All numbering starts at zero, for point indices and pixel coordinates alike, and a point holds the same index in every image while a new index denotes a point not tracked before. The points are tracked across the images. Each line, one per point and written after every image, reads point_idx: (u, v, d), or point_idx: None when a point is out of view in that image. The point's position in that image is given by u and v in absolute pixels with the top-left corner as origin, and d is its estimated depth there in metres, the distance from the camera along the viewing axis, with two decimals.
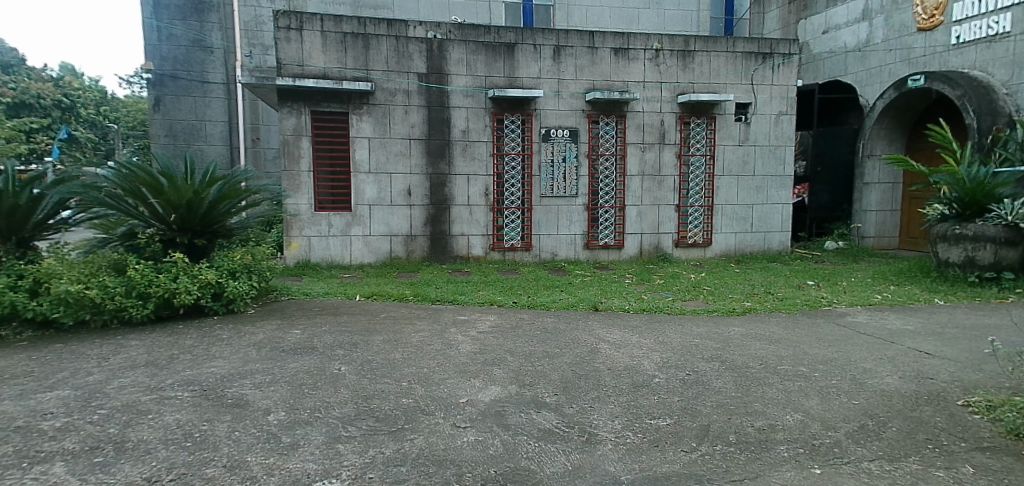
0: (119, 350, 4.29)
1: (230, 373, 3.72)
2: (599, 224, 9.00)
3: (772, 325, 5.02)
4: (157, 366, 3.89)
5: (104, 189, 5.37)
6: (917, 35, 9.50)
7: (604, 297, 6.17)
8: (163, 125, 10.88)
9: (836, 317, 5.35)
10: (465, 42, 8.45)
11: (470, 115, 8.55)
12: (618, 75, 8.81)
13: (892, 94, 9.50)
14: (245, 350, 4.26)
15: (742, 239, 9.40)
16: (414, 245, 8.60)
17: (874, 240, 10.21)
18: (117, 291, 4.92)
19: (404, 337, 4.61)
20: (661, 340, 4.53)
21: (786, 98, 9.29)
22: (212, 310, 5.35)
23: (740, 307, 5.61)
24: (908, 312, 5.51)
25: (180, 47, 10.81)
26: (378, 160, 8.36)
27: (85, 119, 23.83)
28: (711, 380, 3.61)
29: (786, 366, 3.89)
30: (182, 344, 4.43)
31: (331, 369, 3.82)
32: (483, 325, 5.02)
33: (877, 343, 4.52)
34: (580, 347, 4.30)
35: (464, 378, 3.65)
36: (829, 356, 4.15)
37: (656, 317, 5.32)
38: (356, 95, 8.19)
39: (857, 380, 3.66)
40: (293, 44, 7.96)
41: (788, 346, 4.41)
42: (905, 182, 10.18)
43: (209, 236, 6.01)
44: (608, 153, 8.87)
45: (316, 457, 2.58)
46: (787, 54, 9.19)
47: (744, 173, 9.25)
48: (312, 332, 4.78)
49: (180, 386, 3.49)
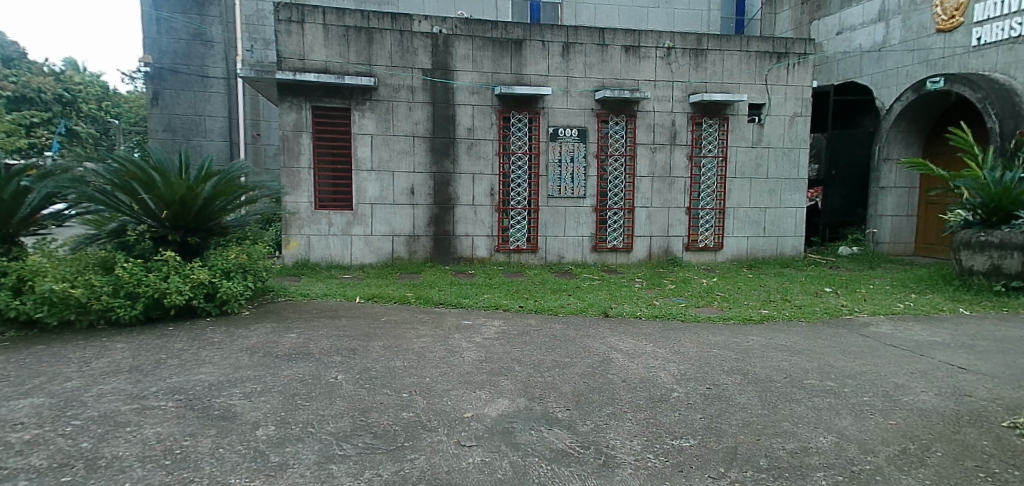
0: (103, 353, 4.05)
1: (220, 381, 3.49)
2: (608, 227, 8.74)
3: (792, 335, 4.77)
4: (142, 371, 3.65)
5: (93, 183, 5.14)
6: (936, 36, 9.24)
7: (614, 303, 5.91)
8: (162, 120, 10.67)
9: (859, 327, 5.08)
10: (472, 38, 8.21)
11: (476, 113, 8.31)
12: (628, 73, 8.57)
13: (910, 97, 9.25)
14: (236, 355, 4.01)
15: (754, 243, 9.13)
16: (416, 246, 8.35)
17: (889, 246, 9.94)
18: (104, 291, 4.70)
19: (406, 343, 4.38)
20: (677, 350, 4.27)
21: (801, 99, 9.02)
22: (206, 311, 5.13)
23: (757, 315, 5.36)
24: (934, 323, 5.24)
25: (180, 41, 10.62)
26: (380, 157, 8.13)
27: (88, 115, 23.63)
28: (734, 395, 3.35)
29: (813, 381, 3.64)
30: (170, 347, 4.19)
31: (327, 377, 3.58)
32: (489, 331, 4.78)
33: (906, 355, 4.27)
34: (592, 357, 4.06)
35: (469, 389, 3.40)
36: (858, 370, 3.89)
37: (671, 325, 5.07)
38: (359, 91, 7.96)
39: (891, 397, 3.40)
40: (294, 38, 7.73)
41: (812, 358, 4.15)
42: (922, 187, 9.92)
43: (203, 235, 5.76)
44: (616, 154, 8.62)
45: (306, 479, 2.33)
46: (802, 54, 8.94)
47: (757, 175, 9.00)
48: (308, 337, 4.54)
49: (164, 394, 3.25)
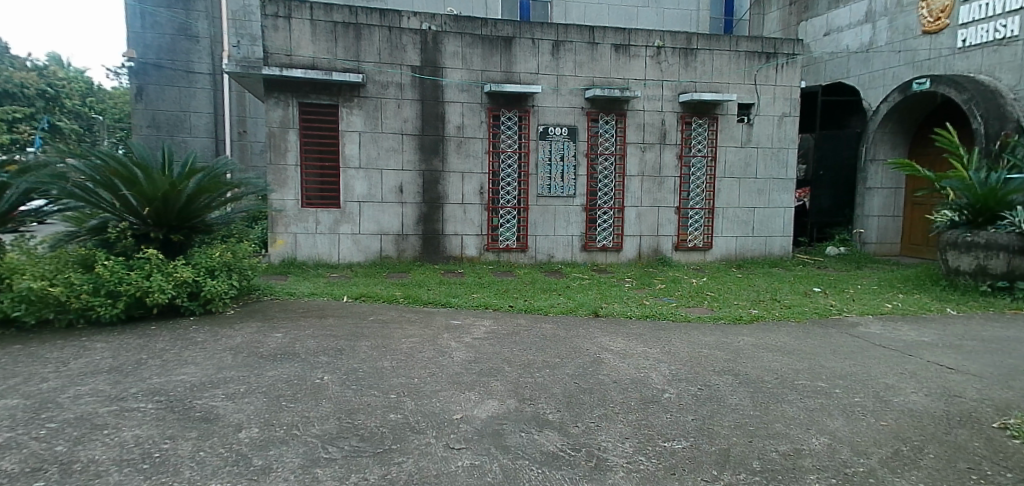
0: (82, 354, 3.93)
1: (202, 382, 3.40)
2: (597, 226, 8.71)
3: (782, 335, 4.77)
4: (122, 372, 3.55)
5: (73, 179, 5.00)
6: (922, 38, 9.33)
7: (604, 303, 5.88)
8: (146, 116, 10.47)
9: (848, 327, 5.09)
10: (462, 35, 8.13)
11: (465, 111, 8.24)
12: (619, 72, 8.55)
13: (897, 98, 9.33)
14: (220, 356, 3.92)
15: (743, 243, 9.16)
16: (405, 245, 8.27)
17: (875, 246, 10.03)
18: (84, 289, 4.57)
19: (393, 343, 4.30)
20: (668, 350, 4.24)
21: (790, 99, 9.06)
22: (189, 310, 5.01)
23: (747, 315, 5.35)
24: (922, 323, 5.26)
25: (164, 35, 10.43)
26: (369, 155, 8.03)
27: (71, 111, 23.13)
28: (726, 396, 3.33)
29: (804, 381, 3.63)
30: (151, 347, 4.08)
31: (312, 378, 3.50)
32: (478, 331, 4.72)
33: (895, 356, 4.28)
34: (582, 357, 4.02)
35: (458, 390, 3.34)
36: (848, 370, 3.89)
37: (661, 325, 5.04)
38: (347, 87, 7.86)
39: (882, 398, 3.40)
40: (281, 33, 7.61)
41: (803, 358, 4.14)
42: (908, 187, 10.01)
43: (187, 232, 5.63)
44: (607, 153, 8.60)
45: (290, 483, 2.26)
46: (791, 54, 8.98)
47: (746, 175, 9.02)
48: (294, 337, 4.45)
49: (144, 396, 3.15)
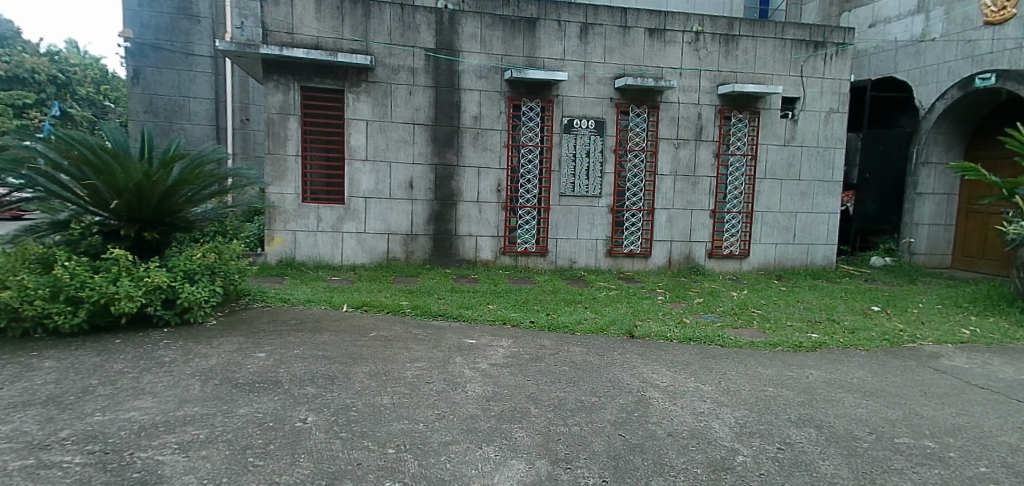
0: (21, 375, 3.29)
1: (156, 423, 2.72)
2: (624, 229, 7.98)
3: (857, 369, 4.01)
4: (60, 405, 2.89)
5: (31, 164, 4.38)
6: (984, 30, 8.42)
7: (638, 320, 5.15)
8: (142, 101, 9.86)
9: (930, 360, 4.32)
10: (481, 15, 7.41)
11: (483, 99, 7.51)
12: (652, 60, 7.79)
13: (954, 95, 8.60)
14: (185, 384, 3.25)
15: (784, 252, 8.37)
16: (414, 246, 7.58)
17: (925, 257, 9.24)
18: (38, 295, 3.92)
19: (397, 370, 3.61)
20: (727, 388, 3.51)
21: (839, 94, 8.24)
22: (163, 320, 4.34)
23: (807, 342, 4.57)
24: (1013, 356, 4.48)
25: (163, 14, 9.78)
26: (376, 146, 7.35)
27: (83, 98, 22.31)
28: (817, 461, 2.61)
29: (905, 440, 2.89)
30: (107, 369, 3.42)
31: (293, 419, 2.82)
32: (496, 355, 4.02)
33: (1004, 401, 3.52)
34: (624, 396, 3.30)
35: (474, 444, 2.64)
36: (955, 423, 3.14)
37: (709, 352, 4.29)
38: (354, 70, 7.17)
39: (1017, 468, 2.64)
40: (283, 8, 6.93)
41: (891, 403, 3.41)
42: (964, 195, 9.19)
43: (165, 230, 4.97)
44: (637, 149, 7.85)
45: None
46: (841, 43, 8.16)
47: (789, 177, 8.23)
48: (280, 358, 3.77)
49: (76, 444, 2.48)
